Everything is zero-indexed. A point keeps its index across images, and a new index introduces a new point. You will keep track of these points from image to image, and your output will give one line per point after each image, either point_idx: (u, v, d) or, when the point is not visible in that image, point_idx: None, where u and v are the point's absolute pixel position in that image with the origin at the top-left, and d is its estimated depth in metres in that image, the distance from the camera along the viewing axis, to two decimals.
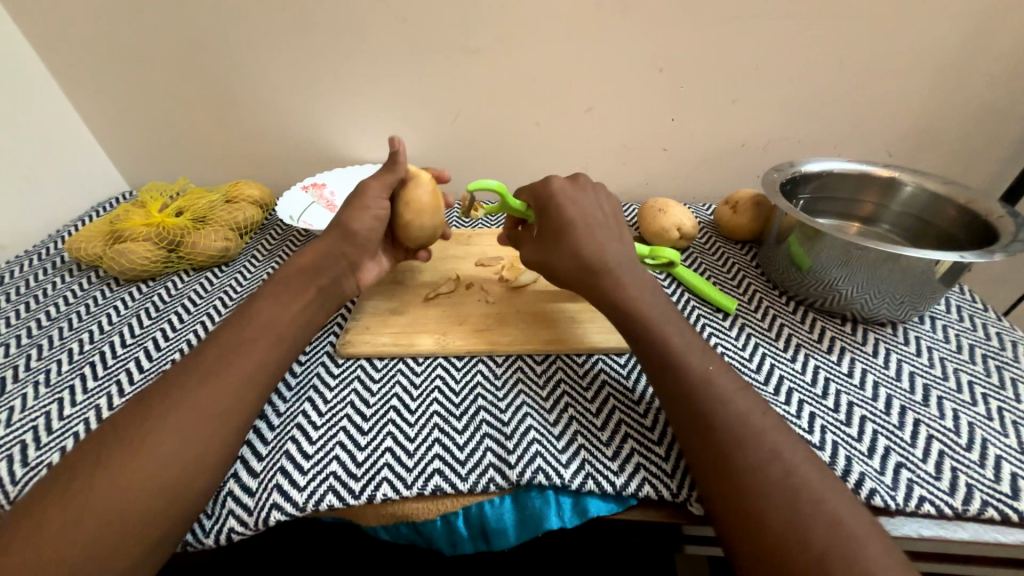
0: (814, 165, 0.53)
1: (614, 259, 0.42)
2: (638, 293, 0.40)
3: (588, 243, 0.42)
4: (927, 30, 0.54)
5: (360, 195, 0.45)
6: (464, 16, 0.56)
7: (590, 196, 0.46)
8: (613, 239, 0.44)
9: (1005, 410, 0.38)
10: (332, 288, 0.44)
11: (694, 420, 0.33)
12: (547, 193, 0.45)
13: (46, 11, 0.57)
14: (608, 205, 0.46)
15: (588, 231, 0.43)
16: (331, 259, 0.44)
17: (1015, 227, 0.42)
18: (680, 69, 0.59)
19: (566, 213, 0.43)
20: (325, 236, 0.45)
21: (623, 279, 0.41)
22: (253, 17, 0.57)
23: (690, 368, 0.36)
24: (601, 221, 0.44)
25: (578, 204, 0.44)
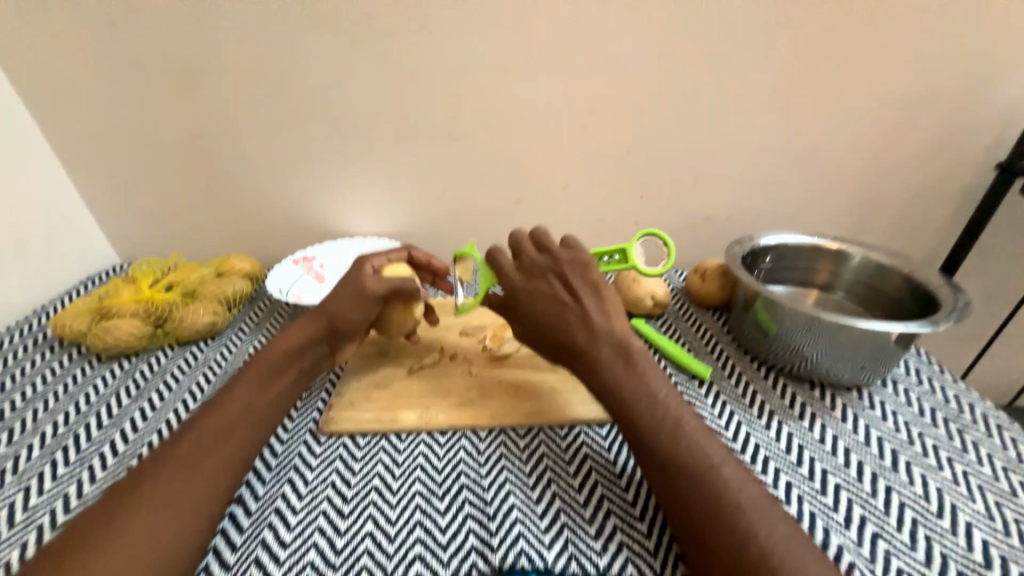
0: (770, 239, 0.58)
1: (591, 334, 0.41)
2: (622, 369, 0.39)
3: (562, 327, 0.41)
4: (853, 124, 0.63)
5: (357, 290, 0.47)
6: (449, 110, 0.62)
7: (552, 276, 0.43)
8: (597, 310, 0.42)
9: (970, 476, 0.40)
10: (310, 372, 0.46)
11: (670, 497, 0.34)
12: (511, 287, 0.44)
13: (62, 105, 0.62)
14: (588, 271, 0.43)
15: (558, 314, 0.42)
16: (314, 343, 0.46)
17: (954, 296, 0.47)
18: (644, 154, 0.65)
19: (532, 305, 0.43)
20: (311, 320, 0.46)
21: (605, 355, 0.40)
22: (257, 110, 0.63)
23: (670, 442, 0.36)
24: (568, 299, 0.42)
25: (541, 290, 0.43)
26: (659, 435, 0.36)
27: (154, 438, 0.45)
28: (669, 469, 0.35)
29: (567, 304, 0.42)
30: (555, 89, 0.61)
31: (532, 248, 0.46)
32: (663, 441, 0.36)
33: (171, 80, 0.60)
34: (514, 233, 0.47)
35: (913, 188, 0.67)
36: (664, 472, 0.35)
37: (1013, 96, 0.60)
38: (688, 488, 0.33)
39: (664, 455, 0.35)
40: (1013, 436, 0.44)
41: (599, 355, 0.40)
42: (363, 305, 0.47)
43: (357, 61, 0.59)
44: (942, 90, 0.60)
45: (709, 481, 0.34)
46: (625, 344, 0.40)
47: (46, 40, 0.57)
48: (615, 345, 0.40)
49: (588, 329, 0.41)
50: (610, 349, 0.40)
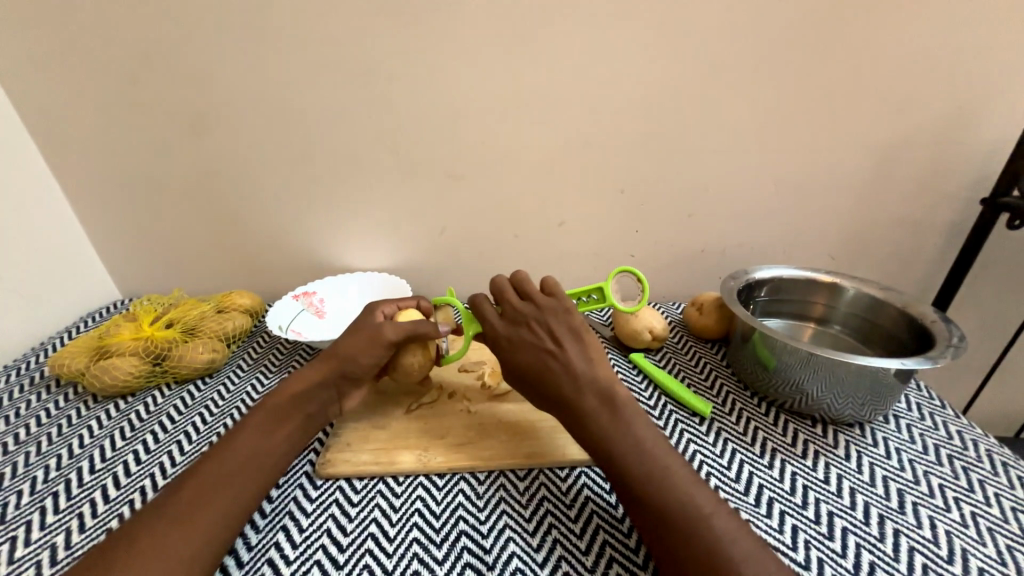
0: (765, 273, 0.59)
1: (575, 383, 0.41)
2: (607, 418, 0.40)
3: (546, 377, 0.42)
4: (841, 160, 0.65)
5: (371, 336, 0.47)
6: (450, 150, 0.64)
7: (534, 325, 0.44)
8: (580, 358, 0.43)
9: (979, 517, 0.39)
10: (316, 415, 0.45)
11: (671, 545, 0.33)
12: (495, 334, 0.45)
13: (74, 148, 0.64)
14: (570, 321, 0.44)
15: (541, 362, 0.43)
16: (324, 388, 0.45)
17: (949, 331, 0.47)
18: (639, 190, 0.67)
19: (516, 354, 0.44)
20: (321, 364, 0.46)
21: (590, 404, 0.40)
22: (262, 152, 0.64)
23: (669, 485, 0.36)
24: (552, 346, 0.43)
25: (524, 338, 0.44)
26: (658, 480, 0.36)
27: (147, 483, 0.45)
28: (669, 516, 0.34)
29: (549, 353, 0.43)
30: (552, 130, 0.63)
31: (515, 295, 0.47)
32: (662, 486, 0.36)
33: (181, 124, 0.62)
34: (497, 279, 0.48)
35: (902, 223, 0.69)
36: (664, 519, 0.34)
37: (992, 136, 0.63)
38: (689, 537, 0.33)
39: (664, 501, 0.35)
40: (1019, 474, 0.43)
41: (583, 404, 0.41)
42: (378, 351, 0.47)
43: (361, 105, 0.61)
44: (924, 130, 0.63)
45: (709, 528, 0.33)
46: (609, 392, 0.41)
47: (62, 88, 0.60)
48: (599, 394, 0.41)
49: (572, 378, 0.42)
50: (595, 397, 0.41)
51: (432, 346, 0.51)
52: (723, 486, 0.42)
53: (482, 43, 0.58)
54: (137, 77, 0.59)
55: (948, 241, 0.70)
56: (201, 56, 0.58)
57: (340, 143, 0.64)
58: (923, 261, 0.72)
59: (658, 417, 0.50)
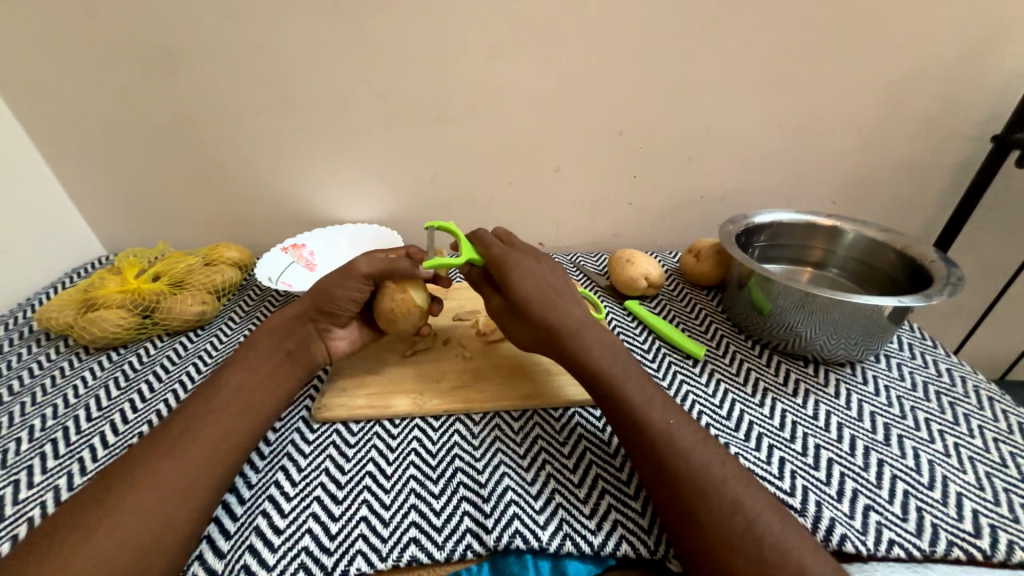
0: (764, 217, 0.58)
1: (578, 318, 0.42)
2: (600, 352, 0.41)
3: (549, 305, 0.42)
4: (850, 98, 0.62)
5: (346, 269, 0.46)
6: (439, 91, 0.61)
7: (542, 261, 0.46)
8: (575, 304, 0.44)
9: (962, 447, 0.40)
10: (300, 352, 0.46)
11: (664, 469, 0.34)
12: (511, 258, 0.45)
13: (36, 92, 0.59)
14: (558, 270, 0.47)
15: (548, 294, 0.43)
16: (302, 323, 0.46)
17: (947, 269, 0.46)
18: (638, 133, 0.64)
19: (524, 279, 0.43)
20: (303, 302, 0.47)
21: (588, 338, 0.41)
22: (239, 95, 0.60)
23: (657, 421, 0.36)
24: (557, 285, 0.44)
25: (531, 269, 0.44)
26: (651, 410, 0.37)
27: (145, 429, 0.45)
28: (663, 442, 0.35)
29: (556, 288, 0.44)
30: (548, 68, 0.59)
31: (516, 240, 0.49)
32: (655, 414, 0.37)
33: (149, 64, 0.58)
34: (500, 230, 0.50)
35: (907, 165, 0.67)
36: (658, 445, 0.35)
37: (1011, 70, 0.59)
38: (682, 461, 0.34)
39: (656, 428, 0.36)
40: (1004, 408, 0.44)
41: (583, 337, 0.41)
42: (357, 285, 0.46)
43: (343, 42, 0.57)
44: (940, 65, 0.59)
45: (697, 450, 0.35)
46: (598, 330, 0.43)
47: (14, 22, 0.55)
48: (587, 328, 0.42)
49: (574, 314, 0.43)
50: (592, 335, 0.42)
51: (414, 288, 0.47)
52: (714, 423, 0.43)
53: None
54: (97, 10, 0.54)
55: (953, 184, 0.69)
56: None
57: (321, 83, 0.60)
58: (925, 205, 0.71)
59: (652, 361, 0.50)
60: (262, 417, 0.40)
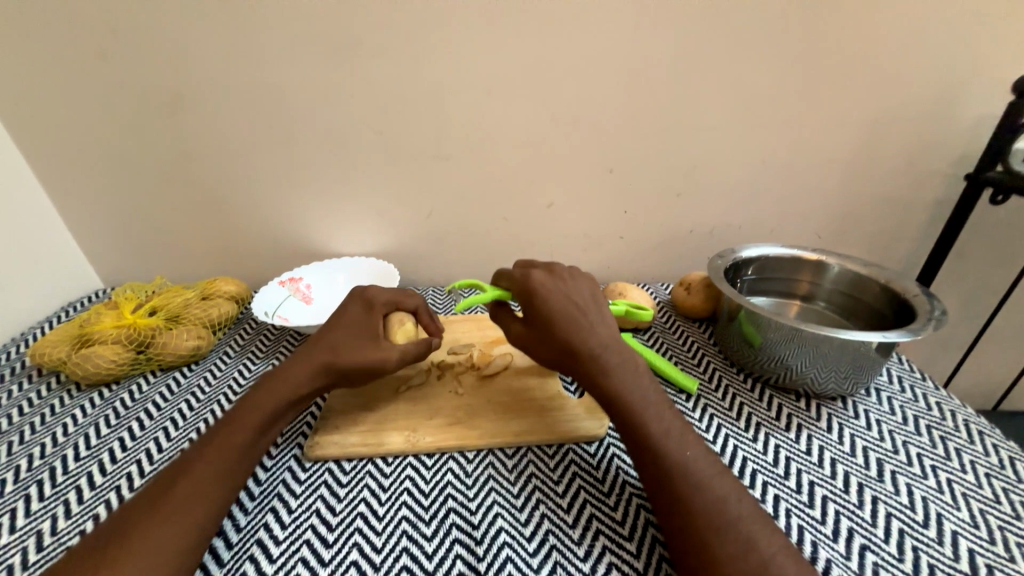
0: (751, 251, 0.59)
1: (601, 341, 0.42)
2: (626, 376, 0.41)
3: (573, 327, 0.42)
4: (829, 136, 0.65)
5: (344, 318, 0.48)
6: (435, 130, 0.63)
7: (569, 284, 0.47)
8: (601, 325, 0.44)
9: (955, 483, 0.40)
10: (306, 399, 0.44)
11: (680, 504, 0.34)
12: (541, 283, 0.46)
13: (46, 132, 0.61)
14: (587, 289, 0.47)
15: (577, 318, 0.43)
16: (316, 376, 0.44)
17: (929, 304, 0.48)
18: (627, 170, 0.67)
19: (552, 304, 0.44)
20: (311, 349, 0.45)
21: (610, 363, 0.41)
22: (242, 134, 0.63)
23: (672, 452, 0.36)
24: (583, 308, 0.44)
25: (555, 292, 0.45)
26: (668, 438, 0.37)
27: (134, 469, 0.44)
28: (681, 474, 0.35)
29: (584, 311, 0.44)
30: (540, 109, 0.62)
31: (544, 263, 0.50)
32: (673, 444, 0.37)
33: (156, 104, 0.60)
34: (523, 260, 0.52)
35: (887, 199, 0.69)
36: (675, 477, 0.35)
37: (978, 111, 0.63)
38: (694, 495, 0.34)
39: (675, 458, 0.36)
40: (995, 442, 0.45)
41: (605, 361, 0.41)
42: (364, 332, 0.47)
43: (343, 84, 0.60)
44: (911, 106, 0.63)
45: (713, 482, 0.35)
46: (625, 352, 0.42)
47: (30, 67, 0.57)
48: (616, 351, 0.42)
49: (597, 337, 0.42)
50: (615, 358, 0.41)
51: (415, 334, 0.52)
52: None
53: (468, 19, 0.56)
54: (109, 56, 0.57)
55: (933, 217, 0.71)
56: (176, 33, 0.56)
57: (322, 123, 0.62)
58: (907, 238, 0.73)
59: None
60: (255, 452, 0.40)
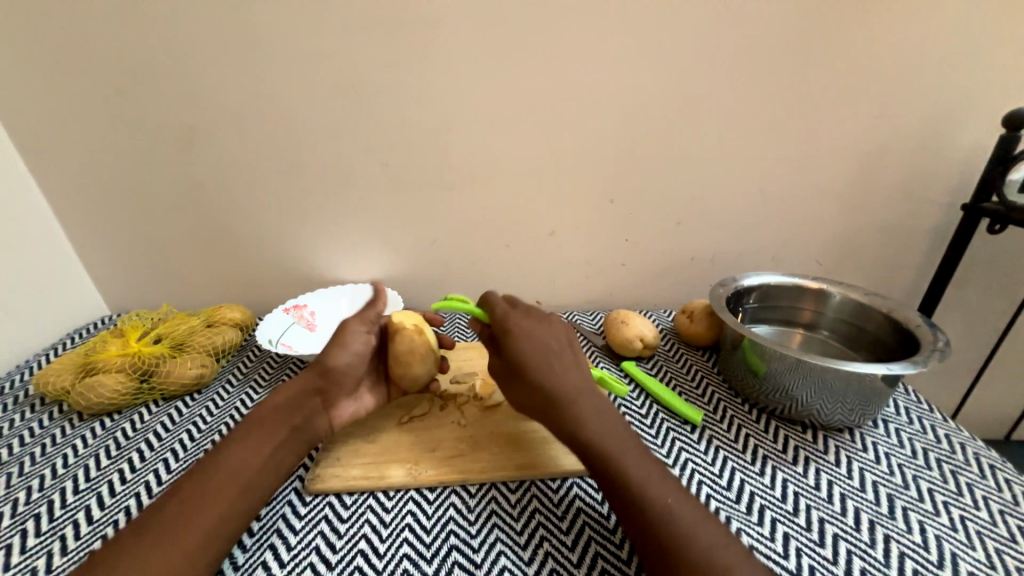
0: (753, 279, 0.60)
1: (576, 383, 0.43)
2: (597, 420, 0.41)
3: (545, 368, 0.43)
4: (825, 167, 0.66)
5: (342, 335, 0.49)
6: (440, 161, 0.65)
7: (544, 324, 0.48)
8: (575, 367, 0.44)
9: (968, 521, 0.40)
10: (303, 429, 0.44)
11: (668, 554, 0.33)
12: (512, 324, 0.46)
13: (63, 165, 0.63)
14: (564, 330, 0.48)
15: (548, 360, 0.44)
16: (306, 398, 0.45)
17: (932, 334, 0.48)
18: (627, 200, 0.68)
19: (521, 345, 0.45)
20: (309, 373, 0.47)
21: (585, 406, 0.41)
22: (252, 166, 0.64)
23: (656, 498, 0.36)
24: (559, 350, 0.45)
25: (531, 332, 0.46)
26: (648, 484, 0.36)
27: (132, 503, 0.44)
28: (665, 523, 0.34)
29: (556, 353, 0.45)
30: (542, 141, 0.64)
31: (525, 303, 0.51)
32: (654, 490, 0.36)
33: (171, 138, 0.62)
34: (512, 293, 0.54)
35: (886, 227, 0.70)
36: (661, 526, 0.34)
37: (971, 142, 0.64)
38: (685, 544, 0.33)
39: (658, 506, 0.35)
40: (1006, 477, 0.44)
41: (579, 403, 0.41)
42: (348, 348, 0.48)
43: (351, 119, 0.62)
44: (905, 137, 0.64)
45: (699, 527, 0.34)
46: (596, 397, 0.42)
47: (52, 104, 0.60)
48: (589, 395, 0.42)
49: (570, 378, 0.43)
50: (590, 401, 0.42)
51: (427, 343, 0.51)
52: (714, 494, 0.42)
53: (472, 58, 0.58)
54: (128, 93, 0.59)
55: (932, 244, 0.72)
56: (192, 72, 0.58)
57: (331, 154, 0.64)
58: (907, 265, 0.73)
59: (650, 426, 0.50)
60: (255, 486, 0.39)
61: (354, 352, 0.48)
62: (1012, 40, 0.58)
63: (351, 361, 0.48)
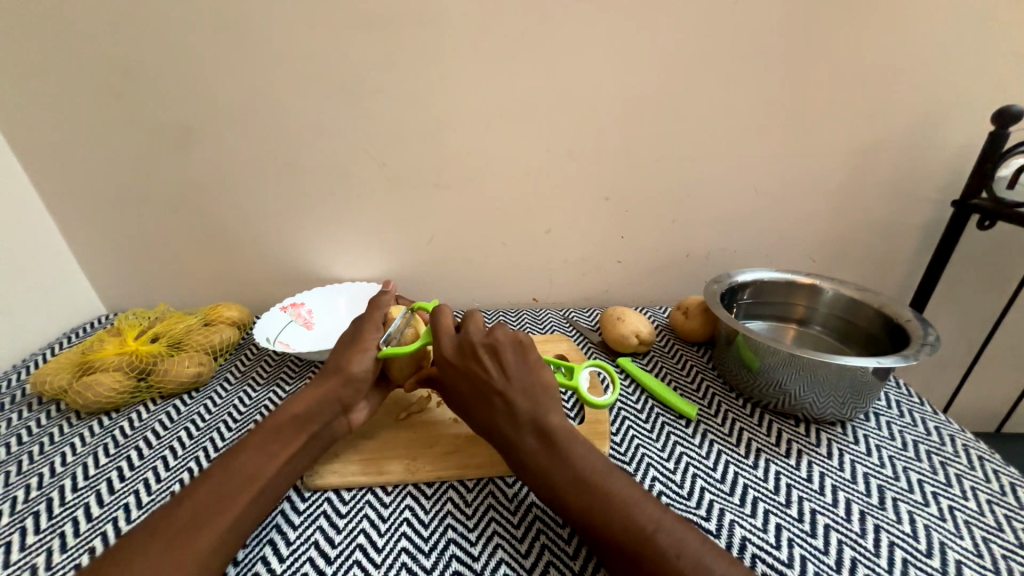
0: (747, 276, 0.60)
1: (514, 421, 0.40)
2: (545, 455, 0.38)
3: (486, 414, 0.41)
4: (819, 164, 0.67)
5: (355, 340, 0.48)
6: (436, 159, 0.65)
7: (483, 355, 0.43)
8: (522, 397, 0.41)
9: (956, 510, 0.40)
10: (321, 434, 0.44)
11: None
12: (448, 361, 0.44)
13: (58, 165, 0.63)
14: (509, 355, 0.43)
15: (487, 399, 0.41)
16: (325, 403, 0.44)
17: (922, 329, 0.48)
18: (623, 198, 0.68)
19: (460, 385, 0.43)
20: (327, 380, 0.45)
21: (529, 444, 0.39)
22: (249, 166, 0.64)
23: (616, 523, 0.34)
24: (499, 384, 0.41)
25: (468, 372, 0.43)
26: (613, 508, 0.34)
27: (132, 499, 0.44)
28: (633, 548, 0.33)
29: (494, 388, 0.41)
30: (538, 140, 0.64)
31: (472, 325, 0.46)
32: (618, 514, 0.34)
33: (167, 138, 0.62)
34: (468, 309, 0.48)
35: (878, 224, 0.71)
36: (630, 551, 0.32)
37: (961, 141, 0.65)
38: (665, 553, 0.32)
39: (620, 532, 0.33)
40: (995, 468, 0.44)
41: (523, 444, 0.39)
42: (369, 352, 0.47)
43: (348, 118, 0.62)
44: (897, 135, 0.65)
45: (668, 542, 0.32)
46: (547, 428, 0.39)
47: (47, 104, 0.59)
48: (537, 428, 0.39)
49: (512, 416, 0.40)
50: (534, 437, 0.39)
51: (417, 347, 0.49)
52: (707, 487, 0.43)
53: (469, 58, 0.59)
54: (124, 93, 0.59)
55: (923, 241, 0.73)
56: (189, 72, 0.58)
57: (328, 154, 0.64)
58: (899, 261, 0.74)
59: (645, 421, 0.51)
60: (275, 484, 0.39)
61: (374, 358, 0.47)
62: (1001, 40, 0.59)
63: (369, 366, 0.47)
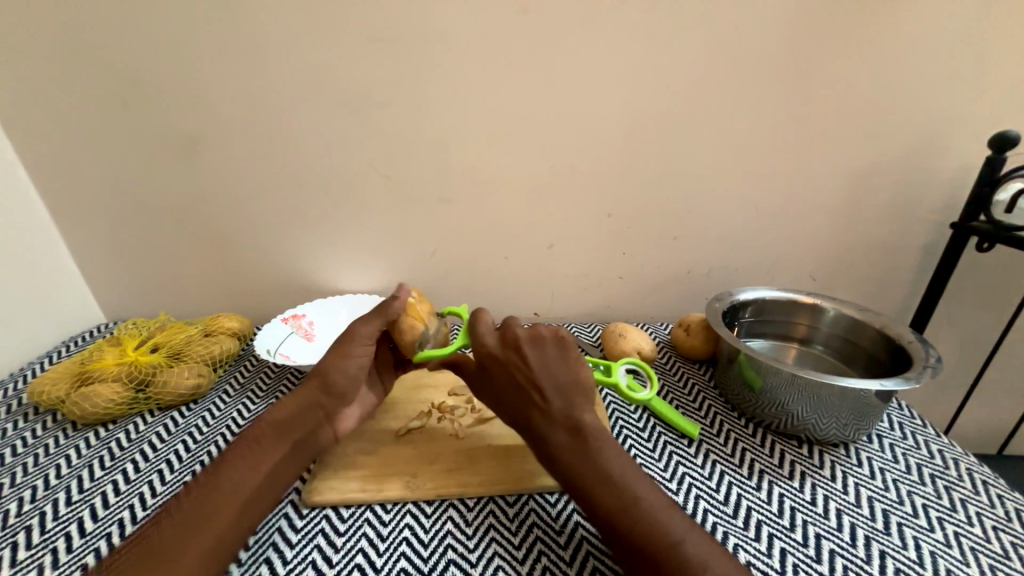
0: (748, 294, 0.60)
1: (549, 414, 0.39)
2: (575, 451, 0.38)
3: (522, 405, 0.41)
4: (818, 185, 0.68)
5: (338, 345, 0.47)
6: (440, 175, 0.66)
7: (525, 347, 0.43)
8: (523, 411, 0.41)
9: (962, 536, 0.40)
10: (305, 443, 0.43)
11: None
12: (486, 353, 0.43)
13: (64, 174, 0.64)
14: (552, 350, 0.43)
15: (523, 390, 0.41)
16: (309, 409, 0.44)
17: (924, 352, 0.48)
18: (625, 215, 0.69)
19: (499, 376, 0.42)
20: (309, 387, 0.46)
21: (559, 439, 0.38)
22: (254, 178, 0.65)
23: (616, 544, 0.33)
24: (539, 377, 0.41)
25: (510, 363, 0.42)
26: (615, 528, 0.34)
27: (127, 514, 0.43)
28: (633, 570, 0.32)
29: (533, 382, 0.41)
30: (540, 157, 0.65)
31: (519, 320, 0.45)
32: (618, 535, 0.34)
33: (173, 149, 0.63)
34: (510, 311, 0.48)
35: (877, 244, 0.72)
36: None
37: (956, 165, 0.66)
38: None
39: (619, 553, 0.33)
40: (999, 493, 0.44)
41: (554, 438, 0.39)
42: (351, 358, 0.47)
43: (353, 132, 0.63)
44: (895, 155, 0.66)
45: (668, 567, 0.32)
46: (579, 425, 0.39)
47: (55, 115, 0.60)
48: (570, 424, 0.39)
49: (546, 411, 0.40)
50: (564, 432, 0.39)
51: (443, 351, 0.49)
52: (711, 509, 0.42)
53: (472, 77, 0.60)
54: (132, 105, 0.60)
55: (922, 262, 0.73)
56: (197, 86, 0.59)
57: (333, 168, 0.65)
58: (898, 281, 0.75)
59: (648, 440, 0.50)
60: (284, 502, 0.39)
61: (358, 363, 0.47)
62: (994, 68, 0.61)
63: (353, 373, 0.47)
